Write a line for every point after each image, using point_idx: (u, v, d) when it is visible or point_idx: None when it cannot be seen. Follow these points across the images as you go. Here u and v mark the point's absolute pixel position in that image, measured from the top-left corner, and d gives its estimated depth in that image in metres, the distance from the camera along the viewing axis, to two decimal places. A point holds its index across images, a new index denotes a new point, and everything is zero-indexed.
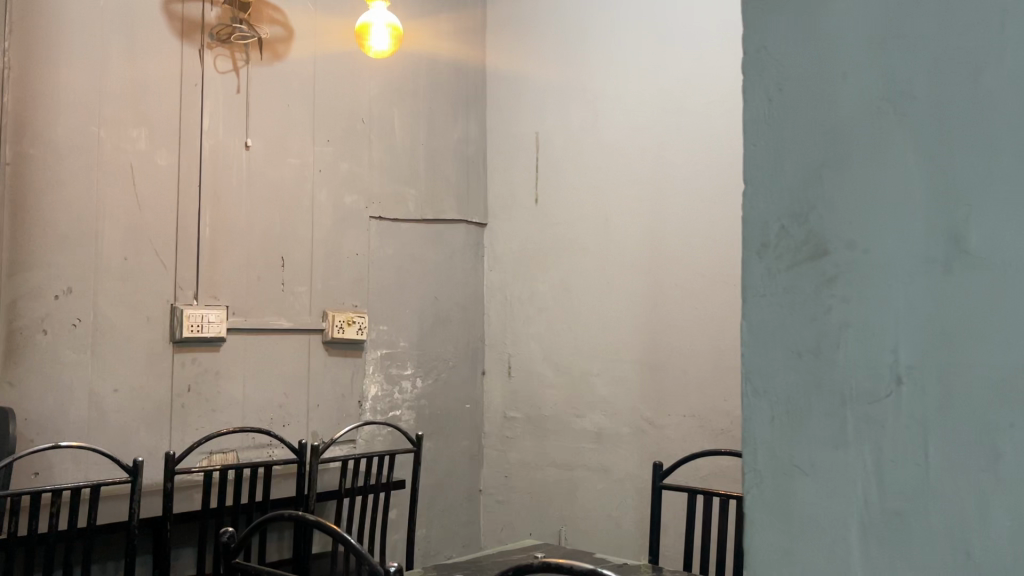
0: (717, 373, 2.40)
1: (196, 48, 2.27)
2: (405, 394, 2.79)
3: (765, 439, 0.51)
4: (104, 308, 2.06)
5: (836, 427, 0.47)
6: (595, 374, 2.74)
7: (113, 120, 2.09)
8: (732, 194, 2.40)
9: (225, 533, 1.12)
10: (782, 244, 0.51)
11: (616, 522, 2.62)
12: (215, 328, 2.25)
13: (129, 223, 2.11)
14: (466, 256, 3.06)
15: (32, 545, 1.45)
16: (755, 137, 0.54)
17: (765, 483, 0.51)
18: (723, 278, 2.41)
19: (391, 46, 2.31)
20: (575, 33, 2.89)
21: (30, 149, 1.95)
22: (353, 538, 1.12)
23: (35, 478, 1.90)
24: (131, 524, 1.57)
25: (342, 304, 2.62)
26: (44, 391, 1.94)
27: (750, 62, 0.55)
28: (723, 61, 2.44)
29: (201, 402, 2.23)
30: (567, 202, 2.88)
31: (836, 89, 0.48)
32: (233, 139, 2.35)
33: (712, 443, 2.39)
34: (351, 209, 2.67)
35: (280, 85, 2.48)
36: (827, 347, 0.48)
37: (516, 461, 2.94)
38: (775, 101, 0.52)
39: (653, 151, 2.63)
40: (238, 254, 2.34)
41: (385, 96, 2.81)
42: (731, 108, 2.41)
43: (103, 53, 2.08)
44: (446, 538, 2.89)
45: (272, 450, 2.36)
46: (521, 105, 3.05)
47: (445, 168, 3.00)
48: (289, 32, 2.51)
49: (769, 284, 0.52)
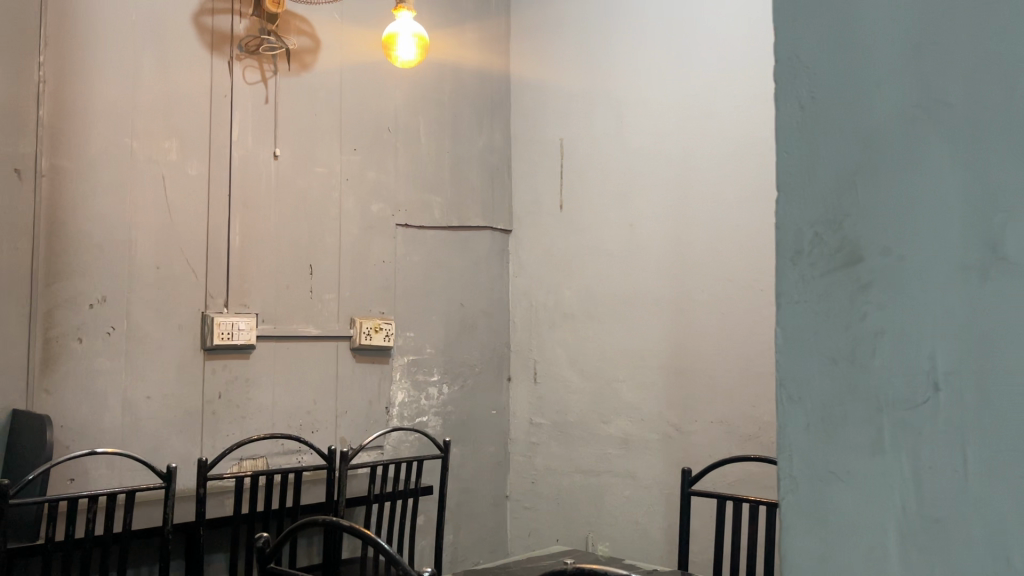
0: (745, 379, 2.39)
1: (225, 60, 2.30)
2: (431, 400, 2.80)
3: (801, 446, 0.52)
4: (136, 316, 2.09)
5: (872, 434, 0.47)
6: (621, 381, 2.74)
7: (145, 131, 2.13)
8: (766, 196, 2.38)
9: (260, 538, 1.13)
10: (815, 251, 0.52)
11: (643, 528, 2.62)
12: (246, 336, 2.27)
13: (161, 232, 2.15)
14: (491, 263, 3.07)
15: (70, 549, 1.47)
16: (787, 145, 0.54)
17: (801, 489, 0.52)
18: (750, 283, 2.40)
19: (417, 56, 2.33)
20: (599, 40, 2.89)
21: (65, 160, 1.98)
22: (386, 543, 1.12)
23: (71, 484, 1.93)
24: (166, 530, 1.59)
25: (370, 310, 2.64)
26: (79, 398, 1.97)
27: (782, 70, 0.55)
28: (752, 62, 2.43)
29: (232, 408, 2.26)
30: (593, 208, 2.88)
31: (870, 96, 0.49)
32: (262, 149, 2.38)
33: (740, 448, 2.38)
34: (377, 217, 2.69)
35: (308, 95, 2.51)
36: (863, 354, 0.48)
37: (542, 467, 2.95)
38: (808, 109, 0.53)
39: (679, 157, 2.62)
40: (267, 262, 2.37)
41: (411, 105, 2.84)
42: (761, 109, 2.40)
43: (135, 66, 2.12)
44: (474, 545, 2.89)
45: (301, 456, 2.38)
46: (546, 112, 3.06)
47: (470, 175, 3.02)
48: (316, 43, 2.54)
49: (805, 290, 0.52)
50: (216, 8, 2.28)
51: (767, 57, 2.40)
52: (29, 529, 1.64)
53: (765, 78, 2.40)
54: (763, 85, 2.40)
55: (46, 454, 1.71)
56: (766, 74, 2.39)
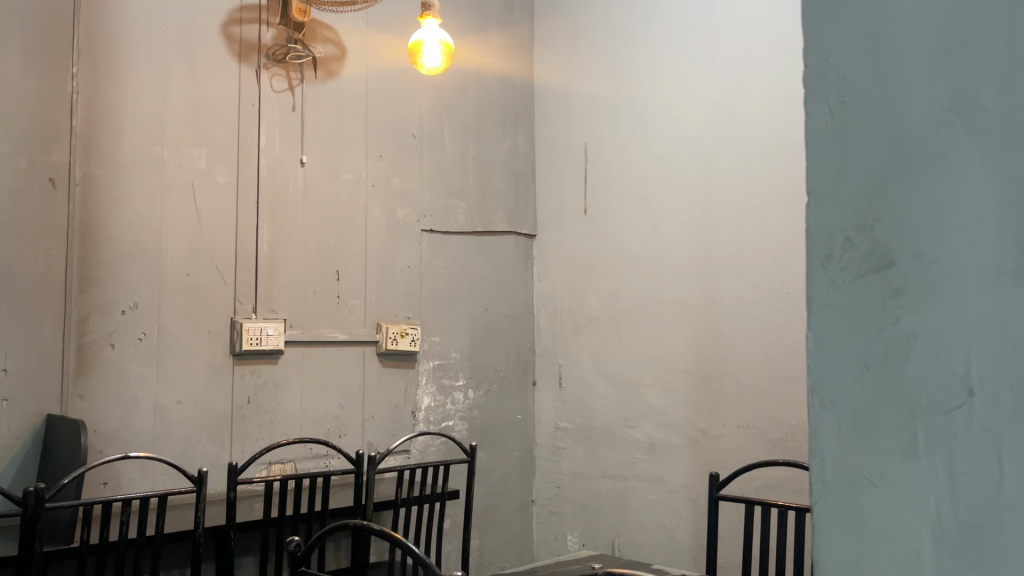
0: (772, 383, 2.37)
1: (253, 68, 2.33)
2: (457, 405, 2.81)
3: (834, 452, 0.52)
4: (167, 322, 2.12)
5: (905, 439, 0.47)
6: (647, 385, 2.73)
7: (175, 140, 2.16)
8: (797, 198, 2.35)
9: (291, 542, 1.14)
10: (847, 255, 0.52)
11: (670, 533, 2.60)
12: (274, 341, 2.30)
13: (191, 239, 2.18)
14: (516, 268, 3.07)
15: (104, 552, 1.49)
16: (817, 150, 0.54)
17: (834, 493, 0.52)
18: (776, 287, 2.38)
19: (443, 63, 2.35)
20: (623, 45, 2.90)
21: (97, 169, 2.02)
22: (414, 545, 1.13)
23: (104, 488, 1.96)
24: (197, 533, 1.61)
25: (396, 315, 2.66)
26: (112, 403, 2.00)
27: (811, 74, 0.55)
28: (779, 63, 2.41)
29: (260, 413, 2.28)
30: (618, 212, 2.88)
31: (902, 100, 0.49)
32: (290, 156, 2.41)
33: (768, 453, 2.36)
34: (403, 223, 2.71)
35: (334, 103, 2.54)
36: (896, 358, 0.48)
37: (568, 472, 2.94)
38: (839, 113, 0.53)
39: (704, 160, 2.62)
40: (295, 268, 2.39)
41: (436, 111, 2.86)
42: (789, 110, 2.38)
43: (165, 76, 2.15)
44: (500, 549, 2.90)
45: (329, 460, 2.40)
46: (570, 117, 3.07)
47: (495, 180, 3.03)
48: (342, 51, 2.56)
49: (836, 295, 0.52)
50: (244, 18, 2.31)
51: (796, 57, 2.37)
52: (63, 532, 1.66)
53: (793, 78, 2.38)
54: (791, 85, 2.38)
55: (80, 458, 1.74)
56: (793, 75, 2.37)
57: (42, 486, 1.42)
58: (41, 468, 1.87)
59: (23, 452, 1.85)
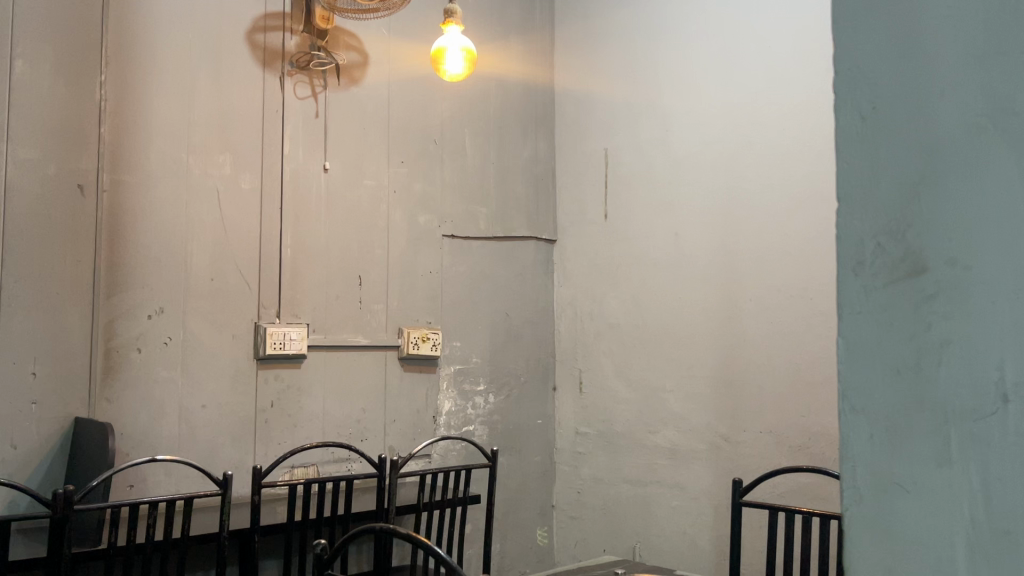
0: (794, 389, 2.36)
1: (277, 76, 2.35)
2: (477, 409, 2.82)
3: (865, 457, 0.52)
4: (192, 327, 2.14)
5: (939, 445, 0.47)
6: (668, 391, 2.72)
7: (201, 146, 2.19)
8: (827, 202, 2.33)
9: (317, 545, 1.15)
10: (878, 261, 0.52)
11: (692, 539, 2.59)
12: (297, 346, 2.32)
13: (216, 245, 2.20)
14: (536, 272, 3.08)
15: (131, 554, 1.51)
16: (848, 155, 0.54)
17: (866, 500, 0.51)
18: (799, 292, 2.37)
19: (465, 70, 2.35)
20: (643, 51, 2.90)
21: (124, 176, 2.04)
22: (441, 549, 1.13)
23: (130, 490, 1.99)
24: (222, 535, 1.63)
25: (417, 320, 2.67)
26: (138, 406, 2.02)
27: (841, 81, 0.55)
28: (807, 67, 2.39)
29: (283, 417, 2.30)
30: (639, 217, 2.87)
31: (934, 105, 0.49)
32: (313, 163, 2.43)
33: (790, 459, 2.35)
34: (424, 228, 2.72)
35: (357, 110, 2.56)
36: (928, 364, 0.48)
37: (588, 477, 2.94)
38: (869, 119, 0.53)
39: (725, 165, 2.61)
40: (318, 273, 2.41)
41: (457, 118, 2.87)
42: (819, 114, 2.36)
43: (191, 83, 2.17)
44: (520, 554, 2.90)
45: (351, 464, 2.41)
46: (590, 123, 3.07)
47: (515, 186, 3.03)
48: (364, 58, 2.58)
49: (868, 301, 0.52)
50: (268, 26, 2.34)
51: (825, 61, 2.35)
52: (91, 534, 1.68)
53: (822, 82, 2.36)
54: (821, 89, 2.36)
55: (108, 461, 1.76)
56: (824, 78, 2.35)
57: (71, 488, 1.44)
58: (69, 470, 1.89)
59: (51, 455, 1.87)
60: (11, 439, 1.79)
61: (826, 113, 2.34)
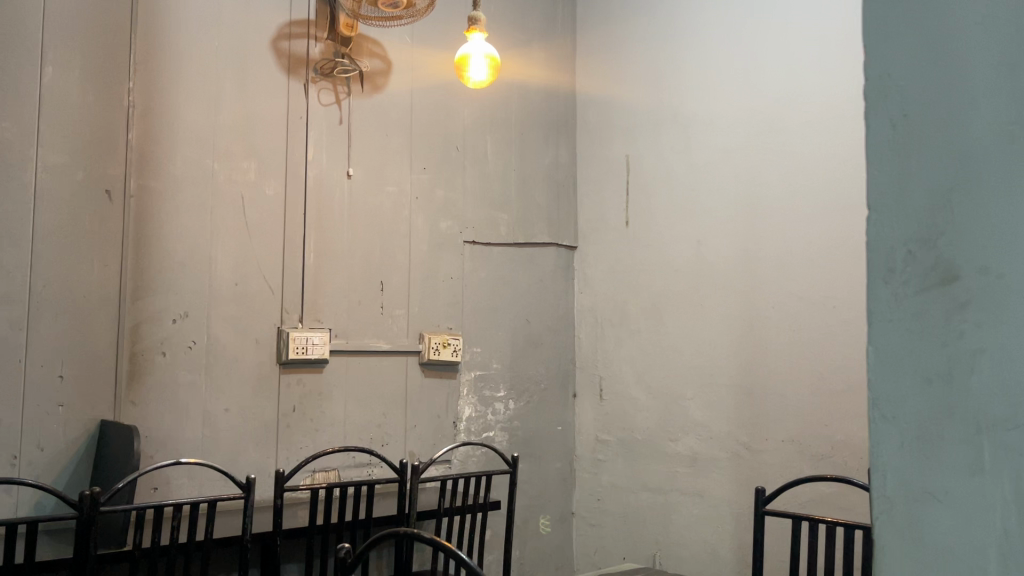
0: (818, 397, 2.34)
1: (301, 82, 2.38)
2: (497, 415, 2.82)
3: (895, 467, 0.52)
4: (217, 331, 2.16)
5: (971, 454, 0.47)
6: (688, 399, 2.71)
7: (226, 152, 2.21)
8: (854, 210, 2.31)
9: (341, 549, 1.15)
10: (909, 268, 0.52)
11: (712, 548, 2.58)
12: (319, 350, 2.33)
13: (240, 249, 2.22)
14: (557, 279, 3.08)
15: (155, 556, 1.52)
16: (878, 163, 0.54)
17: (896, 509, 0.51)
18: (822, 300, 2.36)
19: (489, 76, 2.36)
20: (666, 57, 2.90)
21: (151, 182, 2.06)
22: (464, 554, 1.13)
23: (154, 493, 2.00)
24: (245, 539, 1.63)
25: (438, 326, 2.68)
26: (163, 410, 2.04)
27: (872, 87, 0.55)
28: (836, 73, 2.37)
29: (305, 421, 2.31)
30: (661, 223, 2.87)
31: (968, 113, 0.49)
32: (337, 169, 2.44)
33: (813, 469, 2.33)
34: (446, 234, 2.74)
35: (380, 116, 2.57)
36: (960, 373, 0.48)
37: (608, 484, 2.93)
38: (900, 125, 0.53)
39: (747, 171, 2.61)
40: (340, 278, 2.43)
41: (479, 124, 2.88)
42: (848, 121, 2.34)
43: (217, 90, 2.20)
44: (539, 561, 2.89)
45: (372, 468, 2.42)
46: (611, 129, 3.07)
47: (536, 192, 3.04)
48: (387, 65, 2.60)
49: (898, 309, 0.52)
50: (293, 33, 2.36)
51: (856, 67, 2.33)
52: (116, 535, 1.70)
53: (853, 88, 2.34)
54: (851, 95, 2.33)
55: (133, 463, 1.77)
56: (855, 84, 2.33)
57: (97, 489, 1.45)
58: (94, 472, 1.91)
59: (78, 457, 1.89)
60: (38, 441, 1.82)
61: (856, 119, 2.31)
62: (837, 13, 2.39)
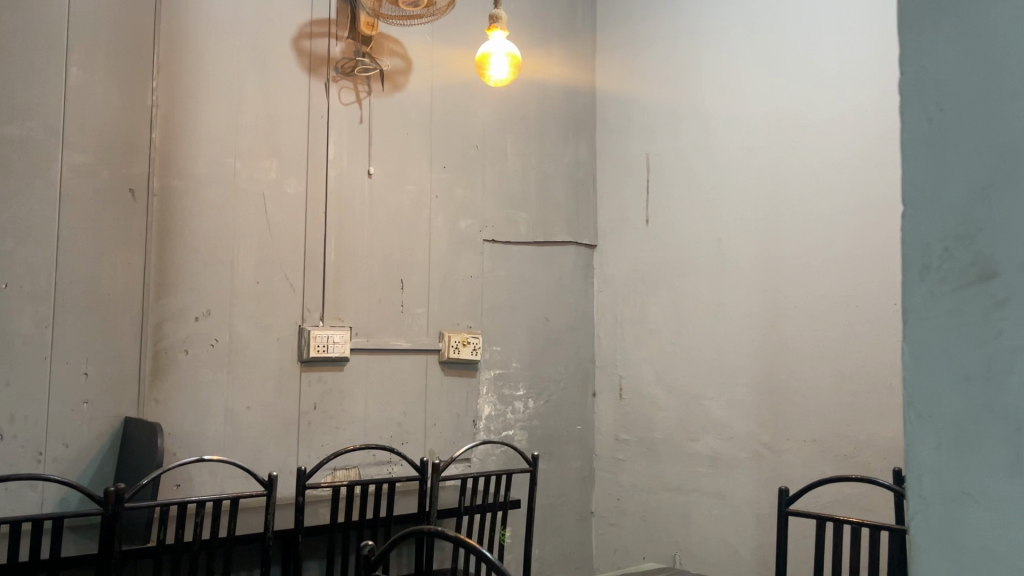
0: (841, 397, 2.32)
1: (322, 81, 2.39)
2: (517, 414, 2.82)
3: (931, 468, 0.51)
4: (239, 329, 2.17)
5: (1011, 454, 0.46)
6: (709, 398, 2.70)
7: (248, 151, 2.22)
8: (879, 208, 2.28)
9: (365, 546, 1.15)
10: (945, 266, 0.51)
11: (733, 548, 2.56)
12: (340, 348, 2.34)
13: (262, 248, 2.23)
14: (576, 278, 3.07)
15: (179, 552, 1.52)
16: (915, 160, 0.54)
17: (932, 511, 0.51)
18: (844, 299, 2.34)
19: (510, 75, 2.36)
20: (685, 55, 2.89)
21: (174, 181, 2.08)
22: (486, 551, 1.13)
23: (177, 490, 2.02)
24: (267, 536, 1.64)
25: (458, 324, 2.68)
26: (186, 408, 2.05)
27: (907, 83, 0.55)
28: (860, 69, 2.35)
29: (326, 419, 2.32)
30: (681, 222, 2.85)
31: (1007, 108, 0.48)
32: (357, 168, 2.45)
33: (836, 469, 2.31)
34: (465, 232, 2.74)
35: (400, 116, 2.58)
36: (999, 371, 0.47)
37: (628, 484, 2.92)
38: (936, 122, 0.52)
39: (769, 169, 2.59)
40: (360, 277, 2.43)
41: (498, 123, 2.88)
42: (874, 118, 2.31)
43: (239, 89, 2.20)
44: (559, 560, 2.88)
45: (392, 466, 2.42)
46: (631, 127, 3.06)
47: (555, 191, 3.03)
48: (407, 63, 2.60)
49: (935, 306, 0.51)
50: (314, 32, 2.37)
51: (881, 64, 2.31)
52: (140, 532, 1.72)
53: (879, 85, 2.31)
54: (876, 92, 2.31)
55: (156, 459, 1.79)
56: (881, 81, 2.30)
57: (122, 486, 1.46)
58: (118, 468, 1.93)
59: (102, 454, 1.91)
60: (63, 438, 1.84)
61: (882, 117, 2.29)
62: (863, 9, 2.36)
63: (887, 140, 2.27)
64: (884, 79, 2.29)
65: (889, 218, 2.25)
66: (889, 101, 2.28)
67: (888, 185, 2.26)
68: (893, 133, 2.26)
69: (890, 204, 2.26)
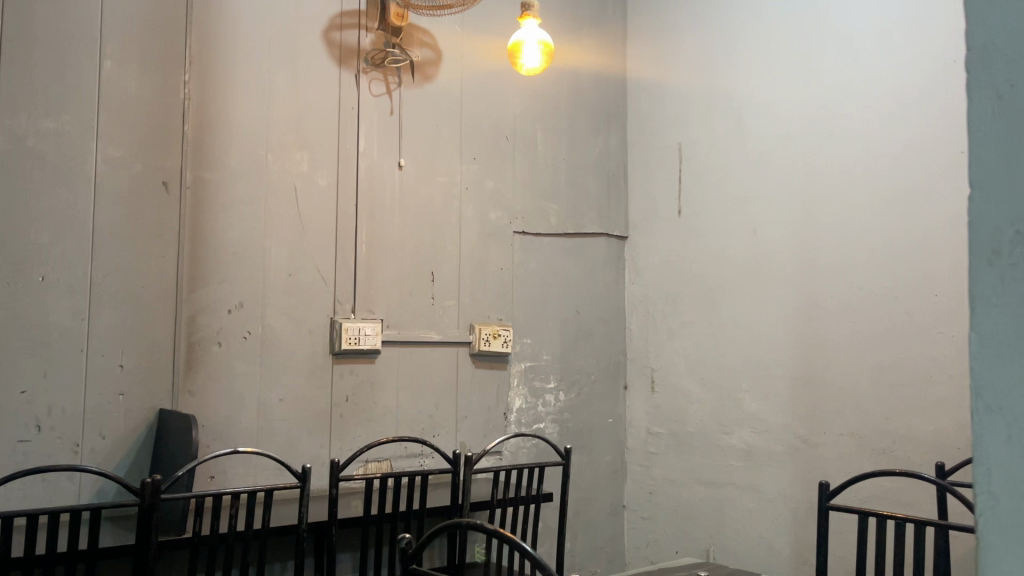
0: (879, 389, 2.29)
1: (352, 72, 2.38)
2: (548, 407, 2.81)
3: (1000, 461, 0.50)
4: (271, 322, 2.17)
5: None
6: (743, 391, 2.66)
7: (279, 143, 2.21)
8: (918, 198, 2.24)
9: (403, 540, 1.13)
10: (1017, 249, 0.49)
11: (769, 542, 2.53)
12: (372, 341, 2.34)
13: (294, 240, 2.23)
14: (607, 269, 3.04)
15: (216, 544, 1.52)
16: (982, 138, 0.52)
17: (1002, 508, 0.50)
18: (883, 290, 2.30)
19: (542, 63, 2.34)
20: (719, 43, 2.85)
21: (207, 173, 2.07)
22: (527, 545, 1.10)
23: (211, 481, 2.03)
24: (301, 528, 1.63)
25: (488, 317, 2.67)
26: (219, 400, 2.06)
27: (976, 56, 0.53)
28: (899, 54, 2.31)
29: (358, 411, 2.32)
30: (714, 214, 2.82)
31: None
32: (388, 160, 2.45)
33: (875, 463, 2.27)
34: (496, 225, 2.72)
35: (430, 106, 2.57)
36: None
37: (660, 477, 2.89)
38: (1006, 96, 0.51)
39: (804, 158, 2.55)
40: (391, 269, 2.43)
41: (528, 113, 2.85)
42: (914, 105, 2.27)
43: (270, 81, 2.20)
44: (591, 554, 2.87)
45: (424, 459, 2.42)
46: (662, 116, 3.02)
47: (586, 182, 3.01)
48: (437, 54, 2.59)
49: (1004, 292, 0.50)
50: (345, 23, 2.36)
51: (920, 48, 2.26)
52: (176, 524, 1.73)
53: (919, 70, 2.27)
54: (916, 78, 2.27)
55: (191, 451, 1.79)
56: (923, 68, 2.25)
57: (159, 478, 1.46)
58: (154, 459, 1.94)
59: (137, 445, 1.93)
60: (99, 430, 1.86)
61: (923, 105, 2.24)
62: None
63: (926, 128, 2.23)
64: (925, 65, 2.25)
65: (931, 208, 2.21)
66: (929, 86, 2.24)
67: (929, 174, 2.21)
68: (934, 121, 2.22)
69: (930, 193, 2.21)
